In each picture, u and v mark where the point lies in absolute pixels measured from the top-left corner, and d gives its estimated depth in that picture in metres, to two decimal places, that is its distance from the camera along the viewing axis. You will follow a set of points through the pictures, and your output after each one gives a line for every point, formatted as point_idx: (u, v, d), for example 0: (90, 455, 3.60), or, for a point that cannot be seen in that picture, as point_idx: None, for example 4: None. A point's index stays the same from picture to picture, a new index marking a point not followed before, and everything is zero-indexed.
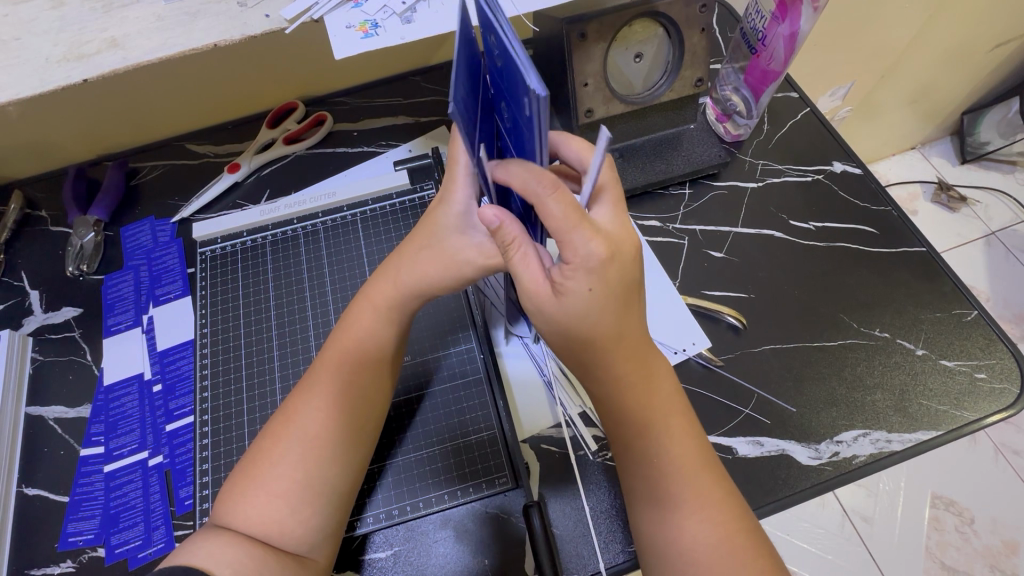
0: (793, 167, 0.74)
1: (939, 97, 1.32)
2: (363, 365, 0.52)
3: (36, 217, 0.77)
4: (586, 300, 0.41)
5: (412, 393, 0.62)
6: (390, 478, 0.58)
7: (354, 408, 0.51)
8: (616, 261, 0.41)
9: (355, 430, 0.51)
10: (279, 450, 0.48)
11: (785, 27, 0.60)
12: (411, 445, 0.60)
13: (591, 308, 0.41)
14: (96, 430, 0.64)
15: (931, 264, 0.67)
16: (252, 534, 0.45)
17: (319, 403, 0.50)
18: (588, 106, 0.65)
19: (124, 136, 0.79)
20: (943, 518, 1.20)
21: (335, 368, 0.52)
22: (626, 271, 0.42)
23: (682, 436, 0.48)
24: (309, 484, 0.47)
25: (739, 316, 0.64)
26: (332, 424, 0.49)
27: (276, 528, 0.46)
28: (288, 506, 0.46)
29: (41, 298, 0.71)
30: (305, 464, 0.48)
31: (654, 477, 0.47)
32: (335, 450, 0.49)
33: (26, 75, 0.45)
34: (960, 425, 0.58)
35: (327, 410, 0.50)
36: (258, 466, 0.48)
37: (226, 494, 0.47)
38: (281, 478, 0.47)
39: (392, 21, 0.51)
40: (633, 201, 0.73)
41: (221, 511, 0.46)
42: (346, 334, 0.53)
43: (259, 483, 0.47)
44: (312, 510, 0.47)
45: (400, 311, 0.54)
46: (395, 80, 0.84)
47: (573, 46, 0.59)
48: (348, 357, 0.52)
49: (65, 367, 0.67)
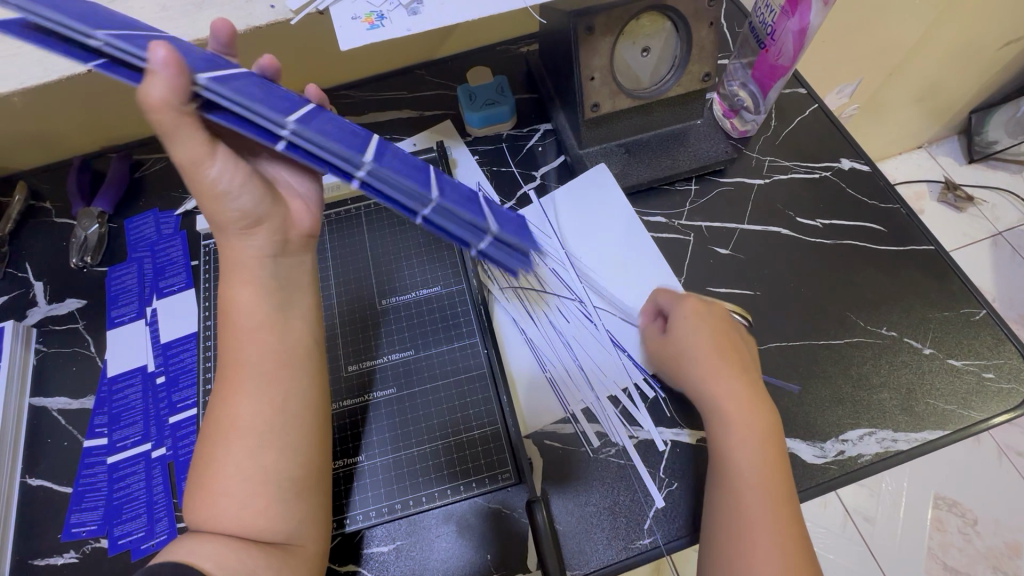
0: (800, 164, 0.74)
1: (947, 94, 1.31)
2: (295, 352, 0.49)
3: (40, 209, 0.77)
4: (688, 321, 0.57)
5: (361, 397, 0.62)
6: (368, 480, 0.58)
7: (301, 391, 0.49)
8: (713, 310, 0.58)
9: (304, 412, 0.49)
10: (226, 455, 0.45)
11: (794, 22, 0.59)
12: (383, 445, 0.59)
13: (695, 334, 0.56)
14: (99, 421, 0.64)
15: (940, 262, 0.67)
16: (237, 535, 0.44)
17: (244, 394, 0.47)
18: (594, 101, 0.64)
19: (128, 128, 0.79)
20: (947, 520, 1.20)
21: (262, 360, 0.47)
22: (725, 318, 0.58)
23: (771, 462, 0.50)
24: (248, 476, 0.45)
25: (744, 313, 0.61)
26: (253, 415, 0.46)
27: (262, 523, 0.45)
28: (262, 501, 0.45)
29: (46, 290, 0.71)
30: (262, 460, 0.46)
31: (758, 479, 0.49)
32: (290, 434, 0.47)
33: (29, 64, 0.45)
34: (967, 424, 0.58)
35: (247, 403, 0.46)
36: (214, 476, 0.45)
37: (200, 506, 0.45)
38: (244, 478, 0.45)
39: (398, 12, 0.50)
40: (639, 197, 0.72)
41: (199, 523, 0.45)
42: (225, 318, 0.47)
43: (233, 488, 0.45)
44: (266, 500, 0.45)
45: (258, 264, 0.47)
46: (400, 74, 0.84)
47: (580, 39, 0.59)
48: (286, 344, 0.49)
49: (69, 358, 0.67)
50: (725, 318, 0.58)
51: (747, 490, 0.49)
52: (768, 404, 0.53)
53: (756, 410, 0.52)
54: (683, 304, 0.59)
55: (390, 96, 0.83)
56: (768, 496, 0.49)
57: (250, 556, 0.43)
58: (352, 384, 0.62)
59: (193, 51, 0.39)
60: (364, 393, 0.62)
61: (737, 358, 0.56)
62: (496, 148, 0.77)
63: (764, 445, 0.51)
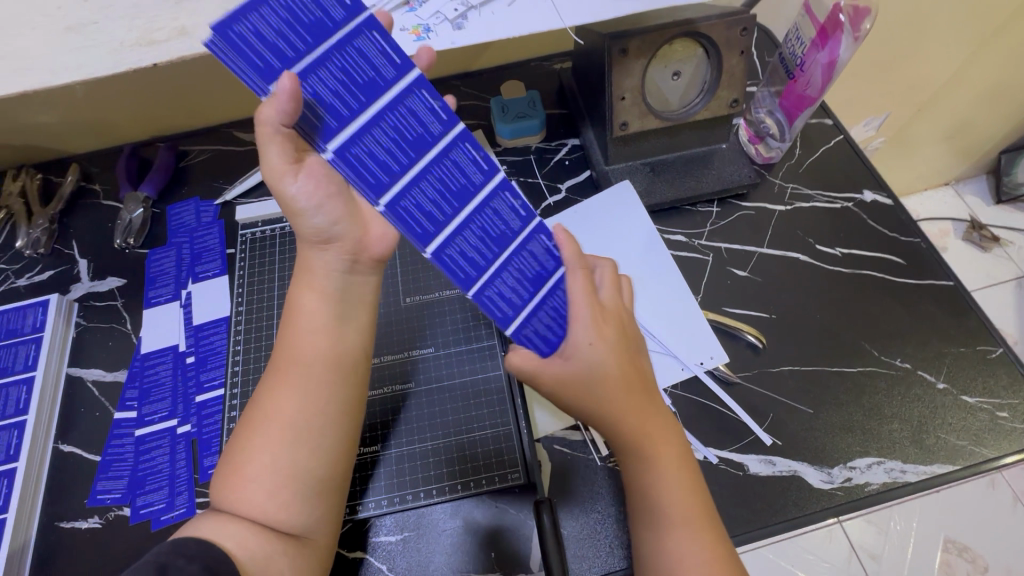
0: (822, 193, 0.75)
1: (977, 133, 1.31)
2: (347, 363, 0.51)
3: (89, 190, 0.81)
4: (592, 344, 0.50)
5: (387, 388, 0.64)
6: (383, 470, 0.60)
7: (348, 398, 0.51)
8: (609, 323, 0.51)
9: (345, 417, 0.51)
10: (264, 443, 0.47)
11: (824, 55, 0.61)
12: (407, 438, 0.61)
13: (602, 356, 0.50)
14: (129, 394, 0.66)
15: (959, 299, 0.67)
16: (262, 523, 0.46)
17: (293, 389, 0.49)
18: (623, 119, 0.66)
19: (176, 120, 0.84)
20: (956, 565, 1.16)
21: (312, 361, 0.49)
22: (621, 328, 0.52)
23: (687, 489, 0.50)
24: (279, 468, 0.47)
25: (758, 335, 0.65)
26: (296, 411, 0.48)
27: (286, 516, 0.47)
28: (287, 495, 0.47)
29: (89, 267, 0.75)
30: (295, 455, 0.48)
31: (678, 509, 0.48)
32: (327, 436, 0.49)
33: (102, 56, 0.48)
34: (978, 461, 0.58)
35: (292, 399, 0.48)
36: (246, 460, 0.47)
37: (230, 488, 0.47)
38: (274, 468, 0.47)
39: (444, 26, 0.53)
40: (661, 216, 0.74)
41: (227, 504, 0.46)
42: (291, 319, 0.50)
43: (267, 476, 0.47)
44: (290, 494, 0.47)
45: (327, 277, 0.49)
46: (436, 83, 0.88)
47: (614, 61, 0.61)
48: (335, 351, 0.50)
49: (106, 333, 0.71)
50: (617, 328, 0.52)
51: (670, 524, 0.48)
52: (675, 431, 0.52)
53: (666, 437, 0.51)
54: (578, 322, 0.50)
55: None
56: (699, 528, 0.48)
57: (264, 542, 0.45)
58: (377, 375, 0.64)
59: (351, 79, 0.40)
60: (386, 385, 0.64)
61: (637, 381, 0.51)
62: (524, 159, 0.80)
63: (678, 470, 0.50)
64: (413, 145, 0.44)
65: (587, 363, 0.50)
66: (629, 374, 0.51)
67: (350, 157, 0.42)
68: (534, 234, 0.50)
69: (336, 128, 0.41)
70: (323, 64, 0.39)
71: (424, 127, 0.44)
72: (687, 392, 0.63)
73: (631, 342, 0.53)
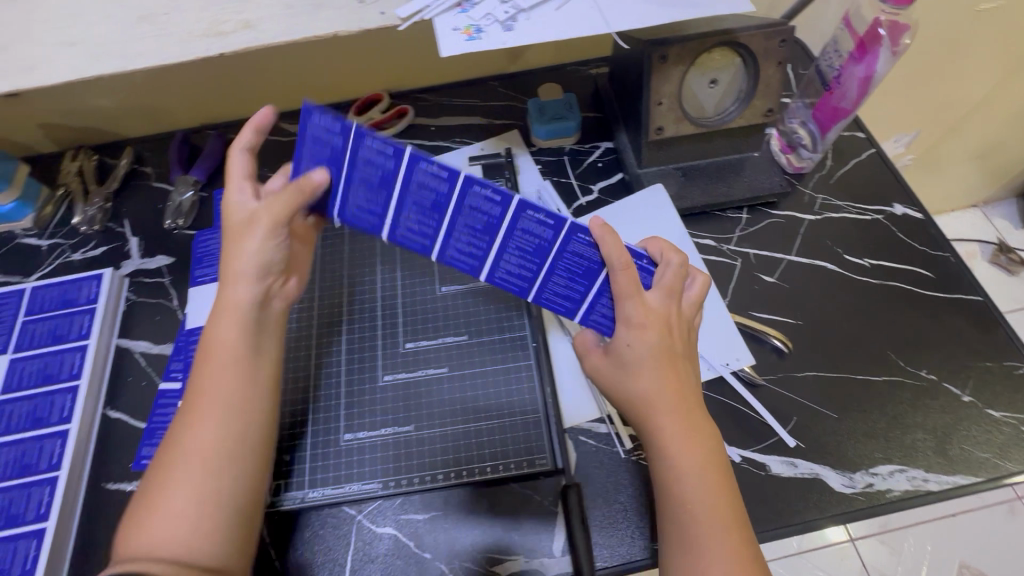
0: (852, 204, 0.76)
1: (1008, 156, 1.30)
2: (255, 387, 0.52)
3: (141, 173, 0.85)
4: (629, 338, 0.53)
5: (403, 372, 0.65)
6: (372, 453, 0.61)
7: (260, 425, 0.52)
8: (653, 324, 0.53)
9: (258, 442, 0.51)
10: (173, 474, 0.47)
11: (860, 69, 0.63)
12: (406, 422, 0.62)
13: (640, 352, 0.52)
14: (175, 366, 0.68)
15: (987, 314, 0.67)
16: (178, 557, 0.44)
17: (193, 419, 0.49)
18: (659, 124, 0.68)
19: (225, 109, 0.88)
20: None
21: (222, 387, 0.50)
22: (669, 331, 0.53)
23: (716, 490, 0.48)
24: (196, 496, 0.47)
25: (785, 339, 0.66)
26: (210, 440, 0.48)
27: (198, 547, 0.45)
28: (197, 523, 0.46)
29: (139, 245, 0.79)
30: (205, 484, 0.47)
31: (700, 508, 0.47)
32: (238, 460, 0.49)
33: (174, 45, 0.52)
34: (1002, 474, 0.58)
35: (207, 429, 0.48)
36: (156, 490, 0.46)
37: (139, 523, 0.46)
38: (183, 498, 0.46)
39: (495, 27, 0.55)
40: (691, 220, 0.75)
41: (135, 541, 0.45)
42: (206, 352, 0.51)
43: (174, 507, 0.46)
44: (214, 522, 0.47)
45: (245, 309, 0.51)
46: (474, 84, 0.90)
47: (654, 67, 0.63)
48: (251, 376, 0.51)
49: (154, 308, 0.74)
50: (663, 330, 0.53)
51: (693, 523, 0.47)
52: (711, 435, 0.51)
53: (696, 435, 0.50)
54: (622, 321, 0.53)
55: (462, 103, 0.89)
56: (726, 530, 0.47)
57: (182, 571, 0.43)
58: (399, 358, 0.66)
59: (367, 183, 0.51)
60: (394, 370, 0.65)
61: (676, 382, 0.52)
62: (558, 160, 0.82)
63: (707, 469, 0.49)
64: (434, 208, 0.52)
65: (625, 360, 0.53)
66: (672, 374, 0.52)
67: (398, 237, 0.54)
68: (573, 235, 0.53)
69: (377, 225, 0.54)
70: (346, 190, 0.52)
71: (435, 190, 0.51)
72: (712, 392, 0.64)
73: (677, 343, 0.53)
